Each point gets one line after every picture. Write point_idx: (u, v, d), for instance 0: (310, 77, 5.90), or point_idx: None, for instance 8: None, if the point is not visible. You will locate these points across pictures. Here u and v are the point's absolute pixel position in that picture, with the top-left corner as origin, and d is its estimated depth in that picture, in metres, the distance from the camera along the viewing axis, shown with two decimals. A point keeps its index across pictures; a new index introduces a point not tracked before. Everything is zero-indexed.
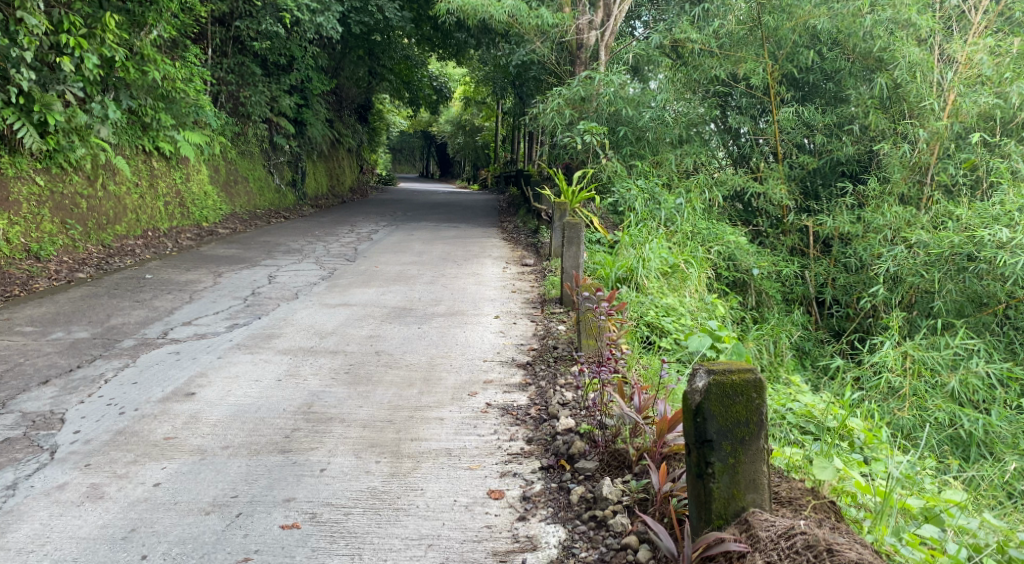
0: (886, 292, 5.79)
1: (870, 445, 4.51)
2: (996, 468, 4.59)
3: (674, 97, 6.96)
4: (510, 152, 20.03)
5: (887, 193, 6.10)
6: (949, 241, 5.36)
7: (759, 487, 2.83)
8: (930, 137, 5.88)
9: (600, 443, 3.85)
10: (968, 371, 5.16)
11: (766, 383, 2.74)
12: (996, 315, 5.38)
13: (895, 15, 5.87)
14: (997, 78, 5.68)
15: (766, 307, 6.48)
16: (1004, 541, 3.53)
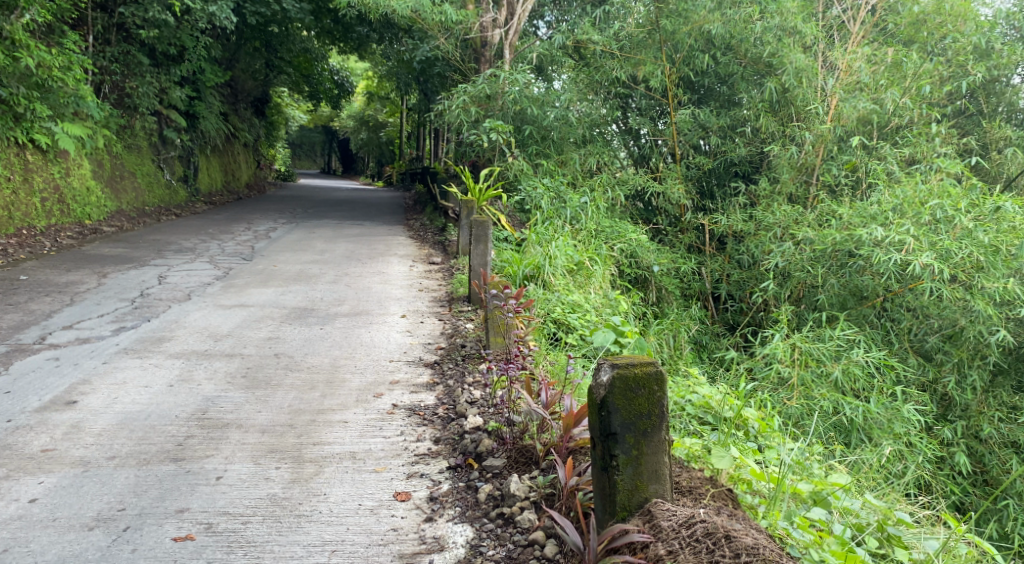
0: (776, 287, 6.12)
1: (764, 433, 4.71)
2: (875, 452, 4.91)
3: (578, 97, 7.06)
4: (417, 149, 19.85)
5: (776, 193, 6.40)
6: (832, 238, 5.75)
7: (661, 478, 2.90)
8: (816, 140, 6.19)
9: (508, 440, 3.86)
10: (850, 360, 5.48)
11: (667, 376, 2.82)
12: (875, 307, 5.82)
13: (782, 22, 6.10)
14: (873, 85, 6.06)
15: (666, 303, 6.66)
16: (883, 520, 3.80)
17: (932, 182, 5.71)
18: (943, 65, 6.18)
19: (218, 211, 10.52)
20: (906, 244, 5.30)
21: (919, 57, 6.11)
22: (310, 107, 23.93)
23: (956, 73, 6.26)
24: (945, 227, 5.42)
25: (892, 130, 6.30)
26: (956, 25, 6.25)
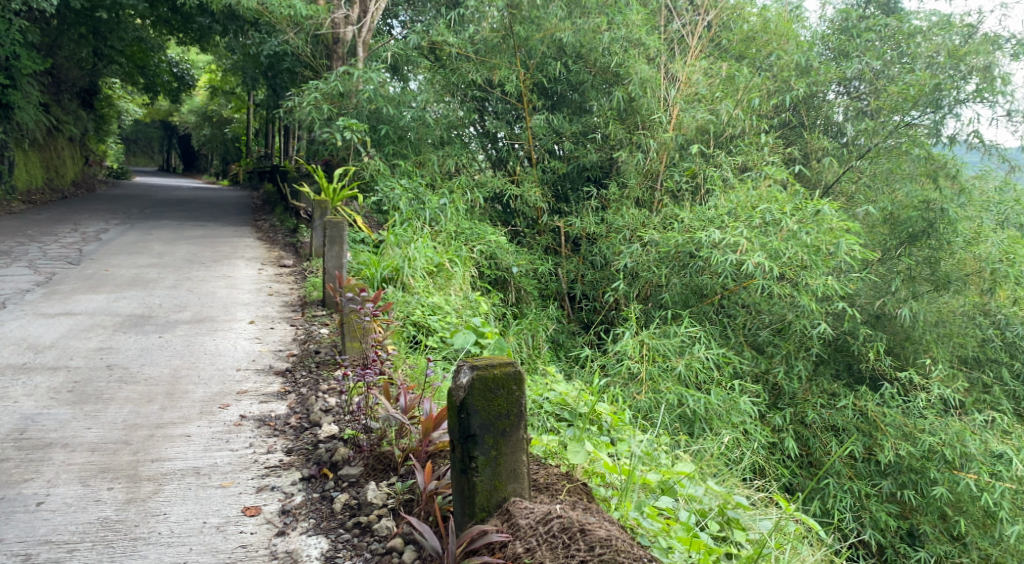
0: (625, 287, 6.38)
1: (616, 427, 4.88)
2: (715, 440, 5.24)
3: (434, 98, 7.04)
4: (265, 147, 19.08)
5: (625, 197, 6.66)
6: (675, 240, 6.07)
7: (519, 477, 2.94)
8: (659, 147, 6.54)
9: (366, 447, 3.72)
10: (692, 354, 5.79)
11: (525, 375, 2.86)
12: (714, 304, 6.20)
13: (627, 34, 6.47)
14: (710, 96, 6.51)
15: (525, 304, 6.73)
16: (722, 504, 4.09)
17: (762, 189, 6.19)
18: (769, 79, 6.69)
19: (33, 211, 9.58)
20: (739, 245, 5.69)
21: (750, 72, 6.71)
22: (147, 100, 22.28)
23: (781, 87, 6.77)
24: (774, 229, 5.83)
25: (727, 140, 6.72)
26: (780, 43, 6.80)
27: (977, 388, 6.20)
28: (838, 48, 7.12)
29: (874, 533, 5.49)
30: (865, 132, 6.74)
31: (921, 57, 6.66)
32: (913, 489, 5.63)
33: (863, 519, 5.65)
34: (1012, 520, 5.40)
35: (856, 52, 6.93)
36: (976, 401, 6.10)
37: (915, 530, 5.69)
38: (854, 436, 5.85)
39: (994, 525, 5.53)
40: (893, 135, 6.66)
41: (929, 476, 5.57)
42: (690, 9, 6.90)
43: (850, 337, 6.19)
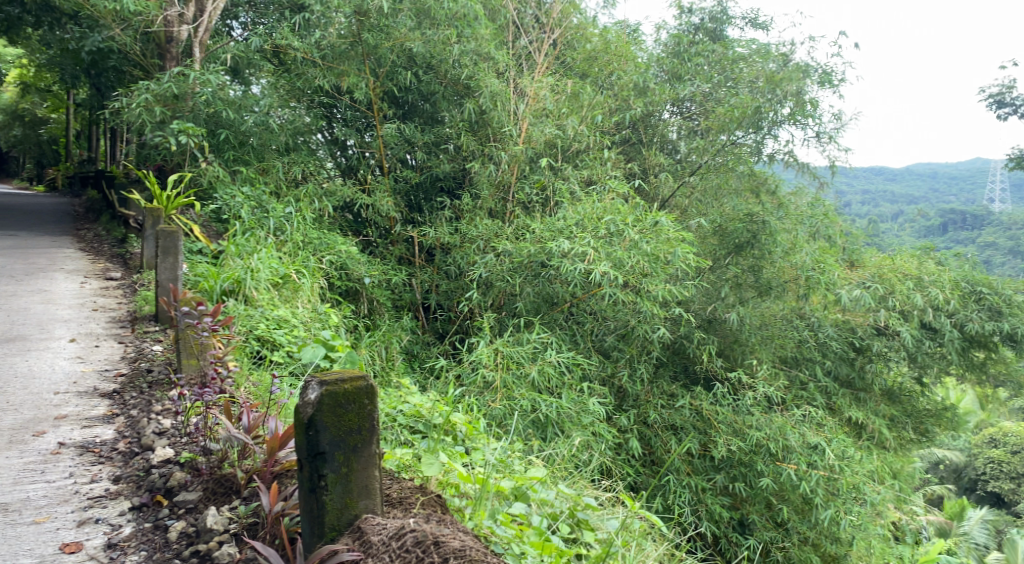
0: (480, 296, 6.42)
1: (471, 436, 4.87)
2: (567, 443, 5.39)
3: (278, 103, 6.70)
4: (88, 151, 17.55)
5: (478, 207, 6.72)
6: (527, 250, 6.22)
7: (372, 493, 2.87)
8: (510, 160, 6.64)
9: (204, 471, 3.50)
10: (544, 361, 5.94)
11: (377, 388, 2.79)
12: (564, 311, 6.40)
13: (477, 47, 6.59)
14: (556, 111, 6.75)
15: (378, 315, 6.54)
16: (572, 507, 4.22)
17: (606, 201, 6.46)
18: (612, 98, 7.11)
19: None
20: (587, 255, 5.92)
21: (593, 90, 7.06)
22: None
23: (622, 105, 7.18)
24: (617, 239, 6.08)
25: (573, 154, 6.96)
26: (620, 63, 7.18)
27: (796, 386, 6.79)
28: (672, 71, 7.52)
29: (709, 525, 5.92)
30: (697, 150, 7.23)
31: (744, 81, 7.25)
32: (743, 482, 6.12)
33: (700, 511, 6.05)
34: (825, 504, 5.95)
35: (688, 75, 7.43)
36: (795, 397, 6.68)
37: (745, 520, 6.24)
38: (691, 434, 6.25)
39: (810, 510, 6.12)
40: (721, 153, 7.15)
41: (757, 468, 6.05)
42: (535, 26, 7.14)
43: (686, 340, 6.63)
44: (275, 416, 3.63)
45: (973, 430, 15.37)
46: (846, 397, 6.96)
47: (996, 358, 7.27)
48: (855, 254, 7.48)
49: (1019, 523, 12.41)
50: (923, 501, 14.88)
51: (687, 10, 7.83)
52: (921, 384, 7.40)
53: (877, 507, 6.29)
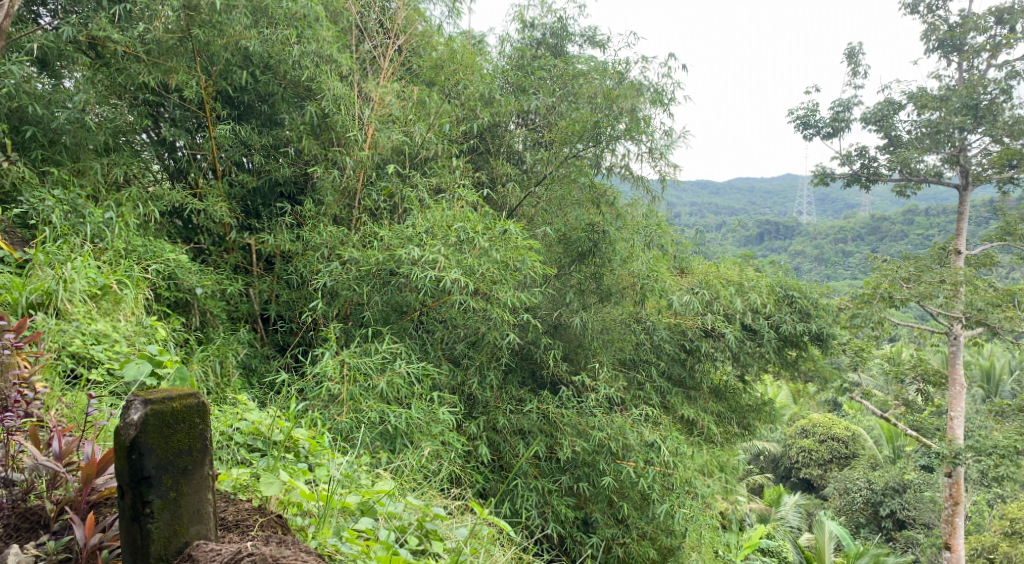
0: (324, 306, 6.18)
1: (314, 452, 4.58)
2: (416, 454, 5.34)
3: (96, 100, 5.98)
4: None
5: (322, 214, 6.49)
6: (375, 258, 6.02)
7: (203, 518, 2.96)
8: (355, 165, 6.52)
9: (3, 505, 3.09)
10: (393, 371, 5.84)
11: (208, 407, 2.92)
12: (413, 321, 6.32)
13: (318, 49, 6.34)
14: (403, 118, 6.71)
15: (211, 328, 6.20)
16: (422, 517, 4.12)
17: (455, 209, 6.47)
18: (458, 107, 7.12)
19: None
20: (438, 262, 5.92)
21: (439, 98, 7.07)
22: None
23: (468, 115, 7.19)
24: (467, 247, 6.10)
25: (421, 161, 6.94)
26: (466, 74, 7.24)
27: (633, 386, 7.16)
28: (516, 83, 7.61)
29: (554, 526, 6.11)
30: (542, 161, 7.35)
31: (583, 96, 7.51)
32: (586, 481, 6.36)
33: (546, 513, 6.22)
34: (661, 499, 6.26)
35: (532, 89, 7.52)
36: (634, 398, 7.02)
37: (589, 518, 6.53)
38: (537, 438, 6.42)
39: (648, 506, 6.46)
40: (563, 165, 7.26)
41: (599, 467, 6.30)
42: (380, 32, 7.02)
43: (533, 345, 6.83)
44: (90, 440, 3.35)
45: (789, 422, 16.84)
46: (678, 396, 7.42)
47: (806, 355, 7.96)
48: (684, 262, 8.05)
49: (827, 505, 13.70)
50: (747, 490, 16.10)
51: (530, 24, 8.01)
52: (743, 381, 8.01)
53: (707, 498, 6.73)
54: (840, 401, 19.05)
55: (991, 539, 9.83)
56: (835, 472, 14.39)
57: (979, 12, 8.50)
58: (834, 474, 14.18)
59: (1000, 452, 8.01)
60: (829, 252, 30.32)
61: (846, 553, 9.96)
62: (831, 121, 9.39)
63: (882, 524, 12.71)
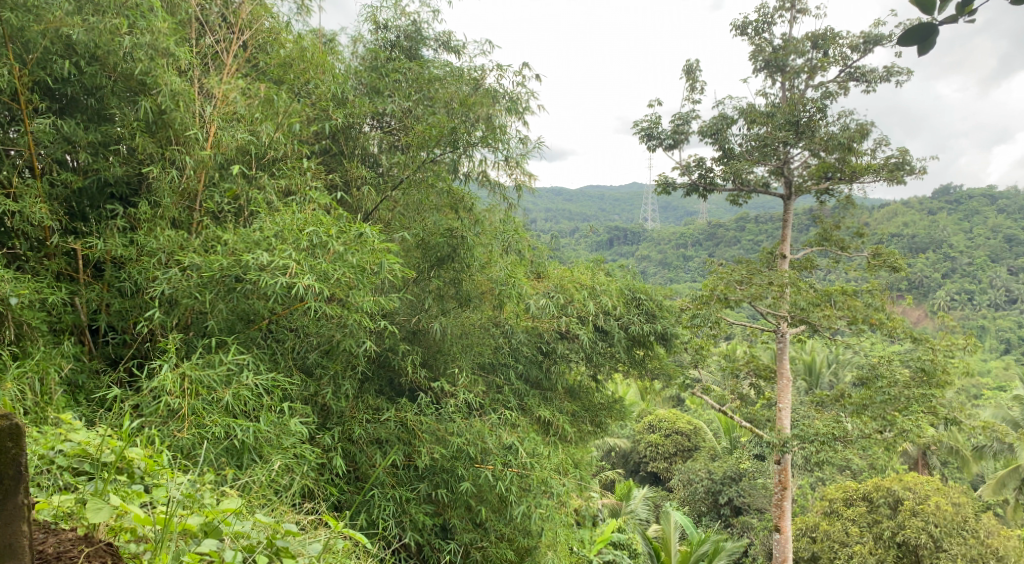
0: (162, 316, 5.75)
1: (151, 472, 4.17)
2: (265, 469, 5.11)
3: None
4: None
5: (158, 217, 6.01)
6: (218, 264, 5.66)
7: (14, 550, 2.94)
8: (196, 165, 6.13)
9: None
10: (240, 384, 5.50)
11: (21, 431, 2.93)
12: (261, 330, 6.05)
13: (152, 41, 5.94)
14: (249, 117, 6.39)
15: (29, 342, 5.53)
16: (272, 534, 3.89)
17: (307, 212, 6.21)
18: (308, 106, 6.88)
19: None
20: (289, 268, 5.64)
21: (288, 97, 6.80)
22: None
23: (320, 115, 6.97)
24: (321, 251, 5.89)
25: (269, 162, 6.67)
26: (317, 73, 7.00)
27: (492, 389, 7.23)
28: (370, 84, 7.46)
29: (412, 534, 6.08)
30: (398, 165, 7.15)
31: (440, 101, 7.52)
32: (444, 488, 6.35)
33: (404, 522, 6.18)
34: (518, 501, 6.36)
35: (387, 91, 7.43)
36: (492, 401, 7.08)
37: (447, 524, 6.55)
38: (395, 446, 6.32)
39: (506, 508, 6.53)
40: (421, 169, 7.10)
41: (458, 473, 6.31)
42: (222, 26, 6.69)
43: (391, 352, 6.76)
44: None
45: (637, 418, 17.62)
46: (535, 397, 7.57)
47: (652, 354, 8.37)
48: (540, 267, 8.22)
49: (672, 496, 14.50)
50: (600, 486, 16.69)
51: (383, 26, 7.91)
52: (595, 381, 8.33)
53: (562, 496, 6.90)
54: (683, 398, 20.20)
55: (813, 519, 10.78)
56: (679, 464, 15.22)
57: (799, 36, 9.27)
58: (679, 466, 15.00)
59: (821, 439, 8.76)
60: (673, 258, 37.50)
61: (689, 541, 10.51)
62: (672, 133, 9.94)
63: (721, 511, 13.64)
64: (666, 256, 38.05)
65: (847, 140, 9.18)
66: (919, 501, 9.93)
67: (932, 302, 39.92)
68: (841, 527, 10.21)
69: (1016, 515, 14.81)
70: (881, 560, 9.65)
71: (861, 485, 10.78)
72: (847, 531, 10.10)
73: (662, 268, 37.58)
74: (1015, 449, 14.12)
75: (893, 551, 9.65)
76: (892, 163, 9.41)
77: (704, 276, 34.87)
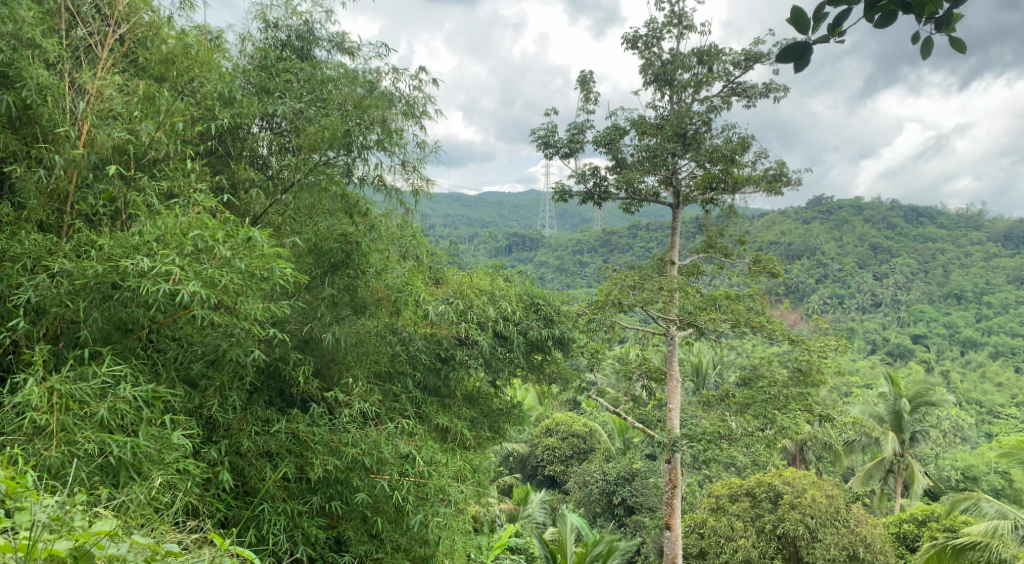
0: (28, 326, 5.33)
1: (13, 495, 3.83)
2: (144, 486, 4.82)
3: None
4: None
5: (23, 220, 5.60)
6: (93, 270, 5.30)
7: None
8: (66, 164, 5.75)
9: None
10: (116, 397, 5.17)
11: None
12: (140, 339, 5.68)
13: (16, 31, 5.55)
14: (127, 115, 6.02)
15: None
16: (151, 557, 3.66)
17: (191, 216, 5.83)
18: (193, 105, 6.51)
19: None
20: (172, 274, 5.33)
21: (171, 95, 6.45)
22: None
23: (205, 115, 6.63)
24: (206, 256, 5.52)
25: (149, 162, 6.25)
26: (202, 70, 6.74)
27: (388, 398, 7.11)
28: (259, 84, 7.21)
29: (304, 549, 5.90)
30: (289, 167, 6.89)
31: (334, 103, 7.25)
32: (338, 499, 6.22)
33: (295, 536, 5.98)
34: (415, 510, 6.29)
35: (278, 91, 7.17)
36: (388, 410, 6.97)
37: (341, 537, 6.39)
38: (286, 458, 6.12)
39: (402, 517, 6.45)
40: (312, 173, 6.94)
41: (353, 484, 6.16)
42: (95, 18, 6.25)
43: (281, 361, 6.59)
44: None
45: (535, 422, 17.78)
46: (433, 405, 7.49)
47: (550, 359, 8.45)
48: (438, 272, 8.18)
49: (569, 498, 14.75)
50: (498, 491, 16.74)
51: (273, 24, 7.67)
52: (493, 387, 8.36)
53: (460, 504, 6.86)
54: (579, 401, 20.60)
55: (700, 515, 11.21)
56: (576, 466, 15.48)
57: (685, 51, 9.65)
58: (575, 468, 15.26)
59: (707, 438, 9.17)
60: (569, 264, 38.62)
61: (584, 542, 10.71)
62: (568, 142, 10.13)
63: (614, 511, 14.00)
64: (563, 262, 38.93)
65: (729, 152, 9.62)
66: (797, 494, 10.53)
67: (809, 306, 42.57)
68: (727, 521, 10.66)
69: (882, 503, 15.97)
70: (763, 552, 10.15)
71: (744, 481, 11.32)
72: (732, 525, 10.55)
73: (560, 274, 38.24)
74: (880, 442, 15.21)
75: (773, 543, 10.19)
76: (771, 175, 9.94)
77: (601, 282, 35.86)
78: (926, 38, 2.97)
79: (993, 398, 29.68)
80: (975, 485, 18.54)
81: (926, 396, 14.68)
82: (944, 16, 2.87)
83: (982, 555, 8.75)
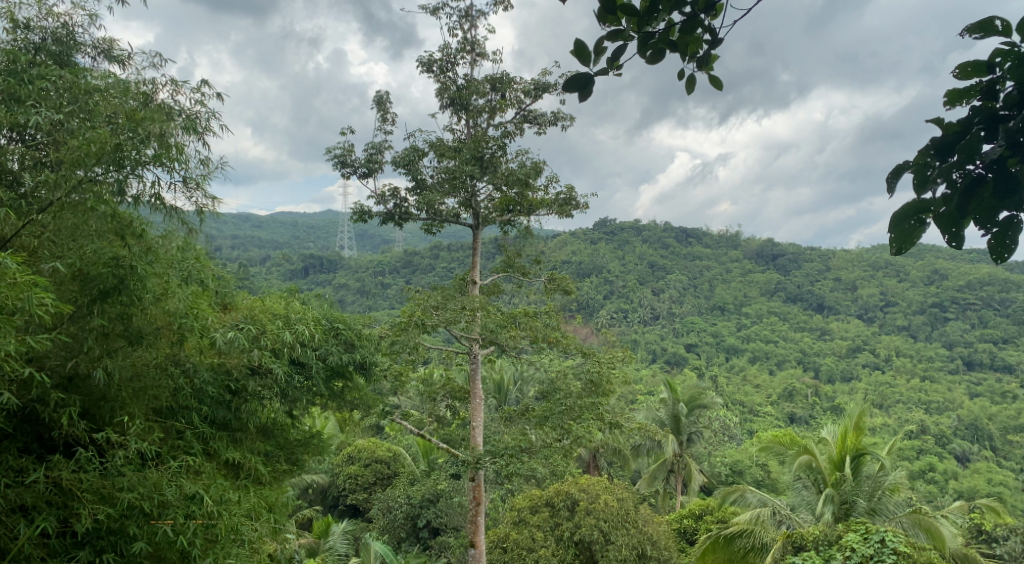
0: None
1: None
2: None
3: None
4: None
5: None
6: None
7: None
8: None
9: None
10: None
11: None
12: None
13: None
14: None
15: None
16: None
17: None
18: None
19: None
20: None
21: None
22: None
23: None
24: None
25: None
26: None
27: (170, 436, 6.49)
28: (7, 90, 6.33)
29: None
30: (47, 185, 6.09)
31: (101, 115, 6.48)
32: (111, 552, 5.56)
33: None
34: (204, 555, 5.91)
35: (30, 100, 6.36)
36: (171, 448, 6.38)
37: None
38: (45, 512, 5.38)
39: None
40: (76, 191, 6.11)
41: (128, 534, 5.58)
42: None
43: (39, 405, 5.78)
44: None
45: (335, 451, 17.23)
46: (223, 440, 7.04)
47: (351, 385, 8.36)
48: (226, 297, 7.85)
49: (372, 526, 14.44)
50: (295, 526, 15.98)
51: (23, 26, 6.86)
52: (290, 417, 8.07)
53: (253, 542, 6.50)
54: (381, 425, 20.27)
55: (502, 529, 11.46)
56: (379, 493, 15.21)
57: (479, 78, 9.93)
58: (378, 494, 14.98)
59: (509, 452, 9.40)
60: (369, 284, 37.99)
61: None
62: (365, 161, 10.00)
63: (419, 534, 14.00)
64: (363, 284, 38.23)
65: (524, 176, 9.99)
66: (591, 501, 11.11)
67: (598, 320, 45.36)
68: (528, 533, 10.92)
69: (665, 502, 17.30)
70: (562, 560, 10.57)
71: (543, 492, 11.76)
72: (533, 536, 10.83)
73: (360, 296, 37.58)
74: (662, 445, 16.53)
75: (571, 550, 10.69)
76: (561, 199, 10.52)
77: (401, 303, 35.80)
78: (691, 76, 3.25)
79: (752, 398, 33.51)
80: (739, 478, 20.74)
81: (699, 400, 16.24)
82: (705, 56, 3.18)
83: (750, 542, 9.73)
